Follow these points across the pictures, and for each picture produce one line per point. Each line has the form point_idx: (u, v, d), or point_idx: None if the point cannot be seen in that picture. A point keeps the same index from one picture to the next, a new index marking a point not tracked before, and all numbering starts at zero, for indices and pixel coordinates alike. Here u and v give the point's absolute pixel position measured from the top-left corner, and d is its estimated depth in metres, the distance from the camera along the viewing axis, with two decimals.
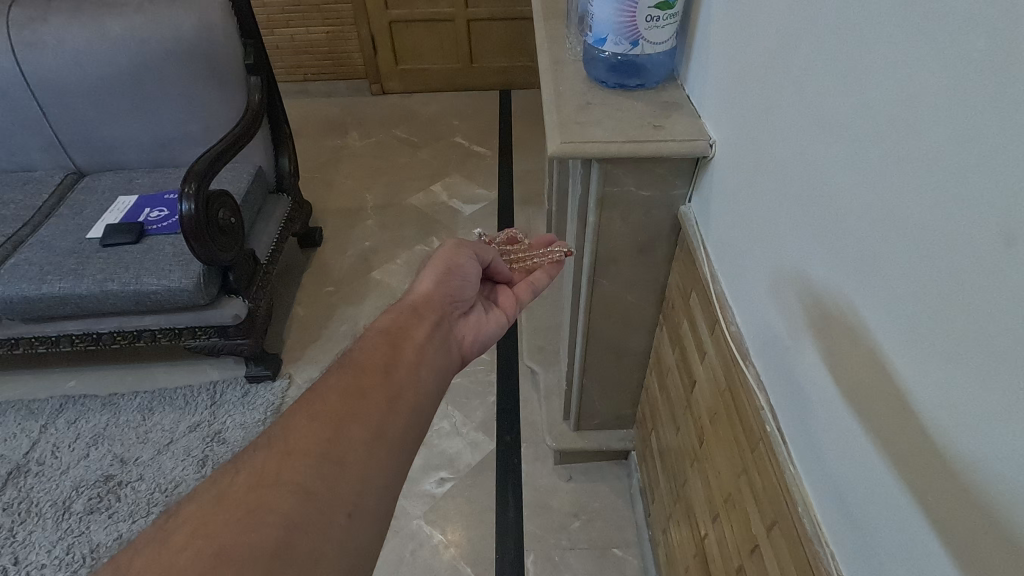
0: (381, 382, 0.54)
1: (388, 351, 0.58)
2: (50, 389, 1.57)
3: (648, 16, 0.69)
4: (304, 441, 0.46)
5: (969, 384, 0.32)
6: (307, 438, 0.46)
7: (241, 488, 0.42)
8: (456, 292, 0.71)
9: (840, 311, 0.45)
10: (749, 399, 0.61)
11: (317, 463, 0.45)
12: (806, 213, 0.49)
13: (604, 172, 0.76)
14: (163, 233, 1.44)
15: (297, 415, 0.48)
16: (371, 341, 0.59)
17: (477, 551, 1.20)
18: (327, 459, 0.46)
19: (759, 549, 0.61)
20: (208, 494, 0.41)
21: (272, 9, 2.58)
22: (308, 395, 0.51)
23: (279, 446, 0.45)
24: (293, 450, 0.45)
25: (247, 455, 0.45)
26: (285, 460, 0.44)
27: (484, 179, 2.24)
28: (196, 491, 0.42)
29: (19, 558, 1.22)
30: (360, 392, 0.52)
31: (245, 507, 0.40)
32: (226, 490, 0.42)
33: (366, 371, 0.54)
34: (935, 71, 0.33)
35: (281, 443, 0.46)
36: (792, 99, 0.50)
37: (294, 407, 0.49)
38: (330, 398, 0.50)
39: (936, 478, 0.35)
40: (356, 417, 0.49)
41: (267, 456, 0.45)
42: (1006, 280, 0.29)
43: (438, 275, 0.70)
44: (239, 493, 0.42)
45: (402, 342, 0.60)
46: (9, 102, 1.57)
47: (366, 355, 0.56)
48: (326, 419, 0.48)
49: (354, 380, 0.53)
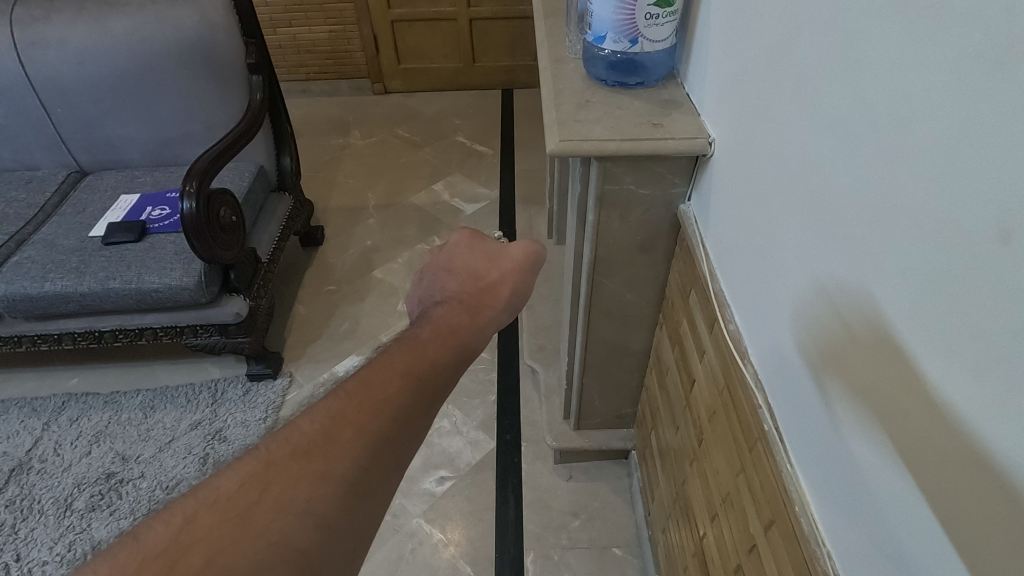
0: (432, 399, 0.48)
1: (446, 358, 0.51)
2: (53, 387, 1.58)
3: (648, 14, 0.68)
4: (341, 464, 0.41)
5: (967, 383, 0.32)
6: (344, 460, 0.41)
7: (263, 511, 0.37)
8: (519, 301, 0.65)
9: (840, 309, 0.44)
10: (748, 399, 0.61)
11: (348, 495, 0.40)
12: (806, 211, 0.48)
13: (603, 170, 0.75)
14: (164, 231, 1.44)
15: (339, 422, 0.42)
16: (430, 338, 0.53)
17: (476, 550, 1.20)
18: (355, 488, 0.40)
19: (757, 548, 0.61)
20: (230, 508, 0.37)
21: (275, 8, 2.58)
22: (361, 394, 0.44)
23: (316, 461, 0.40)
24: (329, 472, 0.40)
25: (277, 456, 0.40)
26: (316, 484, 0.39)
27: (485, 178, 2.24)
28: (217, 492, 0.38)
29: (21, 555, 1.23)
30: (411, 408, 0.46)
31: (267, 540, 0.36)
32: (251, 509, 0.37)
33: (424, 381, 0.48)
34: (930, 65, 0.33)
35: (316, 456, 0.40)
36: (792, 98, 0.49)
37: (339, 407, 0.43)
38: (382, 410, 0.44)
39: (937, 478, 0.35)
40: (396, 440, 0.44)
41: (299, 472, 0.39)
42: (1001, 279, 0.29)
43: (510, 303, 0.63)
44: (263, 518, 0.37)
45: (462, 352, 0.53)
46: (12, 101, 1.58)
47: (426, 357, 0.50)
48: (370, 438, 0.42)
49: (409, 389, 0.46)
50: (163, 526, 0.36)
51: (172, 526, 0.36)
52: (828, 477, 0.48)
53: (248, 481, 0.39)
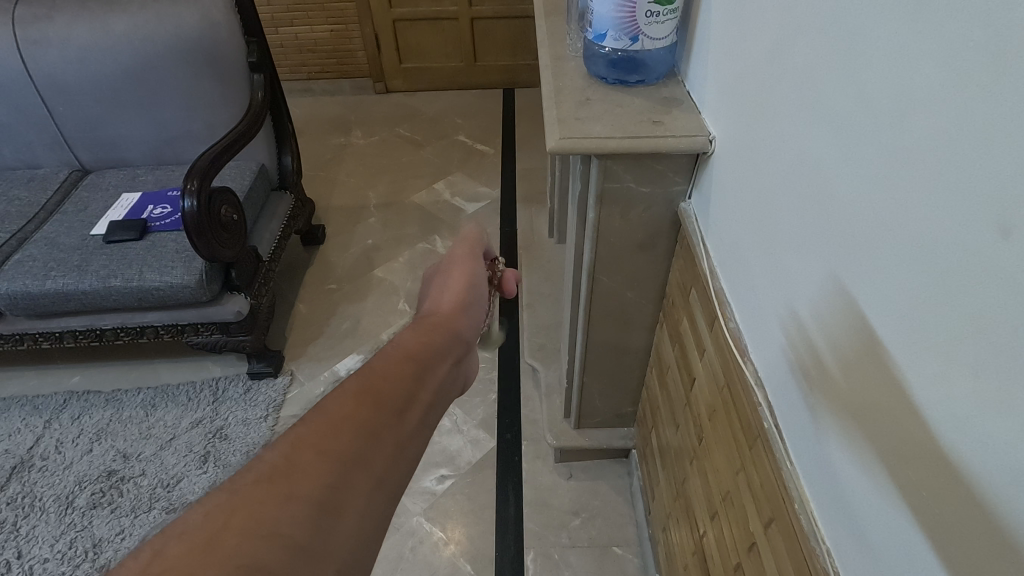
0: (398, 414, 0.49)
1: (410, 373, 0.54)
2: (55, 385, 1.59)
3: (648, 12, 0.68)
4: (307, 482, 0.41)
5: (963, 379, 0.32)
6: (313, 478, 0.41)
7: (224, 535, 0.36)
8: (473, 305, 0.70)
9: (837, 307, 0.44)
10: (748, 397, 0.61)
11: (317, 512, 0.40)
12: (805, 209, 0.48)
13: (604, 168, 0.75)
14: (165, 229, 1.45)
15: (304, 441, 0.43)
16: (393, 359, 0.55)
17: (476, 548, 1.20)
18: (329, 507, 0.40)
19: (757, 547, 0.61)
20: (194, 536, 0.36)
21: (277, 8, 2.59)
22: (324, 415, 0.45)
23: (284, 483, 0.40)
24: (297, 491, 0.40)
25: (240, 486, 0.39)
26: (286, 503, 0.39)
27: (486, 178, 2.24)
28: (182, 524, 0.37)
29: (22, 552, 1.23)
30: (377, 424, 0.47)
31: (238, 563, 0.35)
32: (218, 534, 0.36)
33: (387, 397, 0.50)
34: (932, 60, 0.33)
35: (279, 477, 0.40)
36: (792, 94, 0.49)
37: (301, 430, 0.44)
38: (346, 428, 0.45)
39: (927, 475, 0.35)
40: (366, 456, 0.45)
41: (262, 492, 0.39)
42: (1000, 271, 0.29)
43: (457, 297, 0.69)
44: (233, 542, 0.36)
45: (426, 365, 0.56)
46: (14, 100, 1.59)
47: (388, 377, 0.52)
48: (335, 455, 0.43)
49: (372, 406, 0.48)
50: (130, 561, 0.35)
51: (139, 561, 0.35)
52: (823, 473, 0.48)
53: (215, 509, 0.38)
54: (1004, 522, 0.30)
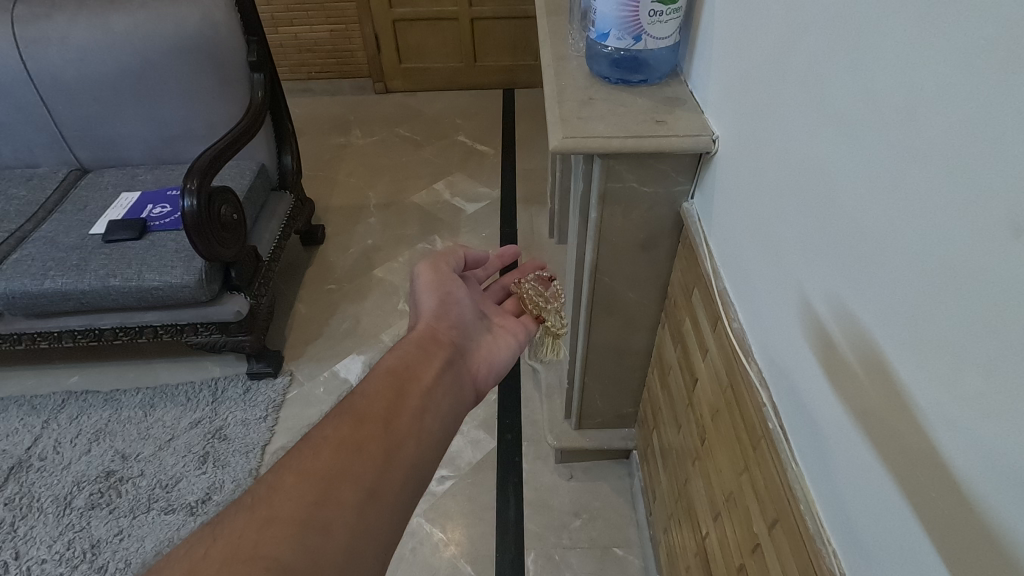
0: (380, 431, 0.55)
1: (388, 395, 0.59)
2: (53, 385, 1.58)
3: (650, 12, 0.68)
4: (289, 507, 0.47)
5: (974, 378, 0.32)
6: (291, 505, 0.47)
7: (215, 563, 0.42)
8: (455, 315, 0.75)
9: (842, 307, 0.44)
10: (751, 395, 0.61)
11: (300, 532, 0.45)
12: (810, 208, 0.48)
13: (607, 168, 0.75)
14: (165, 229, 1.44)
15: (287, 473, 0.49)
16: (373, 386, 0.60)
17: (477, 550, 1.19)
18: (311, 527, 0.46)
19: (760, 547, 0.61)
20: (179, 567, 0.42)
21: (277, 8, 2.59)
22: (304, 451, 0.51)
23: (263, 510, 0.46)
24: (276, 517, 0.46)
25: (226, 520, 0.46)
26: (265, 529, 0.45)
27: (486, 178, 2.24)
28: (170, 562, 0.43)
29: (19, 553, 1.22)
30: (353, 447, 0.53)
31: None
32: (199, 564, 0.42)
33: (365, 421, 0.55)
34: (942, 59, 0.32)
35: (264, 507, 0.46)
36: (795, 94, 0.49)
37: (282, 465, 0.50)
38: (322, 456, 0.51)
39: (936, 473, 0.35)
40: (345, 476, 0.50)
41: (248, 523, 0.45)
42: (1012, 270, 0.29)
43: (438, 307, 0.74)
44: (211, 568, 0.42)
45: (406, 384, 0.61)
46: (13, 99, 1.58)
47: (367, 403, 0.58)
48: (315, 479, 0.49)
49: (351, 432, 0.54)
50: None
51: None
52: (828, 474, 0.48)
53: (199, 545, 0.44)
54: (1012, 524, 0.30)
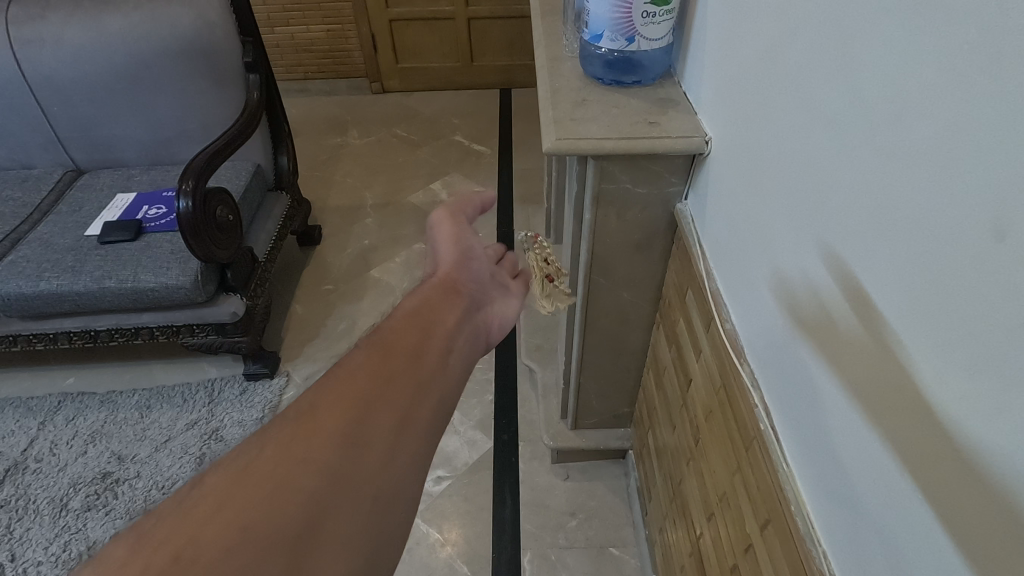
0: (410, 359, 0.52)
1: (414, 329, 0.56)
2: (50, 386, 1.58)
3: (643, 13, 0.68)
4: (329, 422, 0.43)
5: (960, 380, 0.32)
6: (331, 419, 0.43)
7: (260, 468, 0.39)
8: (471, 265, 0.73)
9: (832, 307, 0.44)
10: (743, 396, 0.61)
11: (342, 445, 0.42)
12: (800, 210, 0.48)
13: (600, 169, 0.75)
14: (161, 230, 1.44)
15: (323, 392, 0.46)
16: (397, 322, 0.57)
17: (473, 549, 1.20)
18: (353, 441, 0.43)
19: (752, 547, 0.61)
20: (220, 475, 0.39)
21: (273, 7, 2.58)
22: (337, 373, 0.48)
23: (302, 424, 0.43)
24: (316, 430, 0.42)
25: (264, 434, 0.42)
26: (308, 439, 0.42)
27: (483, 178, 2.24)
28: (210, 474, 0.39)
29: (16, 555, 1.22)
30: (386, 370, 0.49)
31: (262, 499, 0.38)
32: (243, 471, 0.39)
33: (396, 349, 0.52)
34: (928, 64, 0.33)
35: (302, 420, 0.43)
36: (786, 96, 0.49)
37: (316, 386, 0.47)
38: (356, 378, 0.48)
39: (922, 476, 0.35)
40: (382, 397, 0.47)
41: (288, 435, 0.42)
42: (996, 275, 0.29)
43: (456, 259, 0.73)
44: (255, 473, 0.39)
45: (429, 321, 0.58)
46: (8, 101, 1.58)
47: (395, 334, 0.54)
48: (353, 397, 0.46)
49: (383, 360, 0.50)
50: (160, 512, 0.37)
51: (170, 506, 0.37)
52: (820, 475, 0.48)
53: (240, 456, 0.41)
54: (995, 526, 0.30)
